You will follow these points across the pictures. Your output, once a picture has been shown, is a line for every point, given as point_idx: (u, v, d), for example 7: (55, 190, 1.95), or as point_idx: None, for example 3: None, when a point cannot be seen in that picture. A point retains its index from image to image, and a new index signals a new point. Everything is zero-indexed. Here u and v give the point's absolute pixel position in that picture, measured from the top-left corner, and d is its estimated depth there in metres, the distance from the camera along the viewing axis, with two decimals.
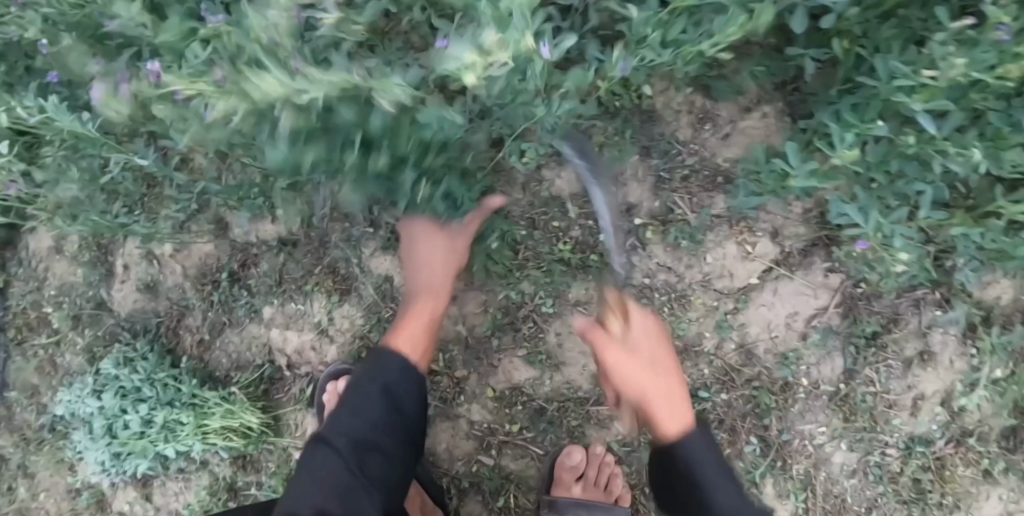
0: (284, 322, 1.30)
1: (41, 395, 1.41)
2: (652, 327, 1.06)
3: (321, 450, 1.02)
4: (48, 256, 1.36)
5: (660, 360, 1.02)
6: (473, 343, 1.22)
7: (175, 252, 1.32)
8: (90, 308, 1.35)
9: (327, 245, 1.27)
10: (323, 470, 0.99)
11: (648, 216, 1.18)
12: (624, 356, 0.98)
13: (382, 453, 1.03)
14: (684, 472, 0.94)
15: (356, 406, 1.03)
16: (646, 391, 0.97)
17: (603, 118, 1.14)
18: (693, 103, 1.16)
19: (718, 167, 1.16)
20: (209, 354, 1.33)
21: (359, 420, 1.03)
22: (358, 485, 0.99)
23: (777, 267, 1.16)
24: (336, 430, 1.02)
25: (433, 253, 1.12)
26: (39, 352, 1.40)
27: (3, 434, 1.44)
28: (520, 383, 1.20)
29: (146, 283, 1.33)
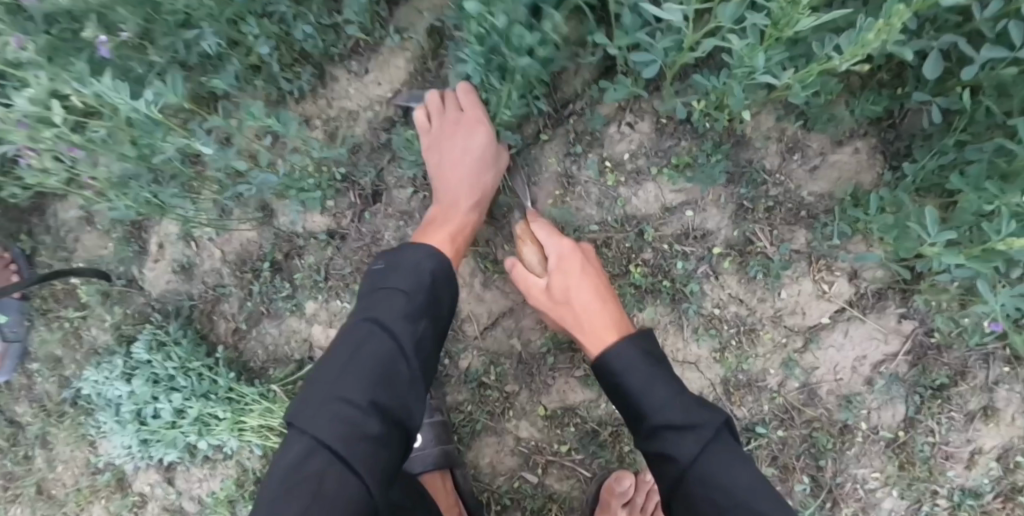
0: (328, 319, 1.25)
1: (64, 369, 1.38)
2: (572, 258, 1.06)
3: (370, 329, 0.93)
4: (78, 227, 1.34)
5: (573, 286, 1.05)
6: (527, 358, 1.18)
7: (215, 236, 1.28)
8: (120, 284, 1.33)
9: (380, 243, 1.23)
10: (377, 351, 0.91)
11: (725, 245, 1.13)
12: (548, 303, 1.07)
13: (426, 349, 0.96)
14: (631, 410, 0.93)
15: (407, 289, 0.96)
16: (585, 317, 1.03)
17: (688, 137, 1.10)
18: (784, 131, 1.08)
19: (803, 201, 1.11)
20: (244, 343, 1.30)
21: (406, 292, 0.95)
22: (411, 371, 0.93)
23: (849, 308, 1.12)
24: (389, 282, 0.96)
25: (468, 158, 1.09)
26: (65, 323, 1.37)
27: (25, 403, 1.41)
28: (574, 404, 1.17)
29: (182, 264, 1.30)
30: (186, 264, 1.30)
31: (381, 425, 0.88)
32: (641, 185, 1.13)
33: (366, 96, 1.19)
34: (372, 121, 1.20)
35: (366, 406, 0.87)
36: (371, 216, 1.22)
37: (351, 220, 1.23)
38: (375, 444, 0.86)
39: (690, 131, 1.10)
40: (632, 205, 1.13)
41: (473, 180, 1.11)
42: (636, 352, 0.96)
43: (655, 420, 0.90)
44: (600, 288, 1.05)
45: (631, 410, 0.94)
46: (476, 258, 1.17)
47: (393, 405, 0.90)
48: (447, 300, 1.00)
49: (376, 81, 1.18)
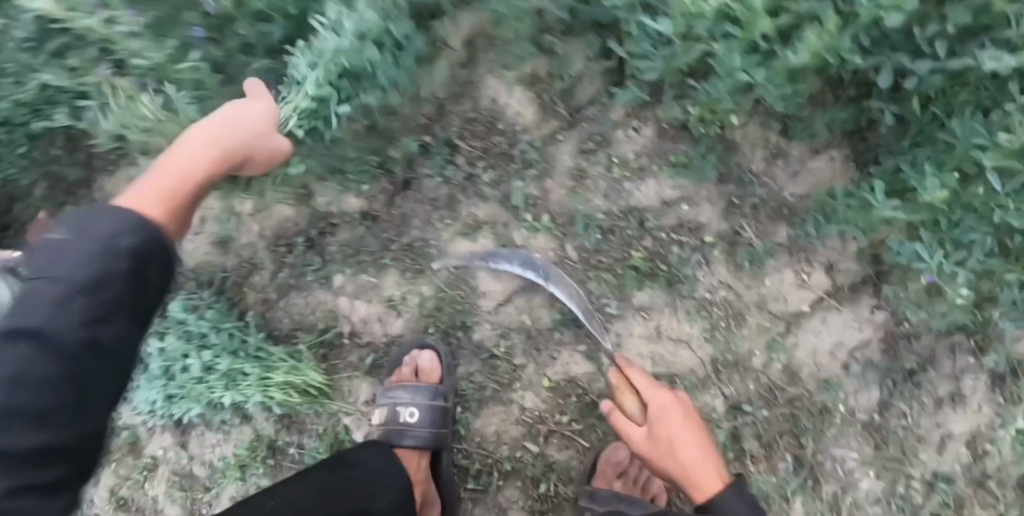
0: (354, 292, 1.37)
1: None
2: (674, 402, 1.08)
3: (26, 344, 0.77)
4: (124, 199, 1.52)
5: (683, 444, 1.04)
6: (535, 334, 1.29)
7: (254, 212, 1.41)
8: None
9: (407, 225, 1.34)
10: (21, 365, 0.76)
11: (716, 235, 1.25)
12: (644, 441, 1.07)
13: (110, 346, 0.82)
14: None
15: (64, 273, 0.79)
16: (690, 465, 1.03)
17: (686, 142, 1.26)
18: (769, 139, 1.24)
19: (785, 200, 1.25)
20: (272, 312, 1.41)
21: (86, 283, 0.80)
22: (52, 371, 0.77)
23: (827, 297, 1.24)
24: (58, 266, 0.80)
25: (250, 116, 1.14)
26: None
27: None
28: (576, 376, 1.28)
29: (221, 238, 1.42)
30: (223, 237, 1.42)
31: (44, 449, 0.76)
32: (643, 181, 1.26)
33: None
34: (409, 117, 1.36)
35: (26, 441, 0.75)
36: (401, 201, 1.35)
37: (384, 203, 1.36)
38: (42, 472, 0.76)
39: (688, 136, 1.25)
40: (635, 198, 1.26)
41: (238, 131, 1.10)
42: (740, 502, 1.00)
43: None
44: (703, 440, 1.06)
45: None
46: (495, 240, 1.30)
47: (61, 421, 0.78)
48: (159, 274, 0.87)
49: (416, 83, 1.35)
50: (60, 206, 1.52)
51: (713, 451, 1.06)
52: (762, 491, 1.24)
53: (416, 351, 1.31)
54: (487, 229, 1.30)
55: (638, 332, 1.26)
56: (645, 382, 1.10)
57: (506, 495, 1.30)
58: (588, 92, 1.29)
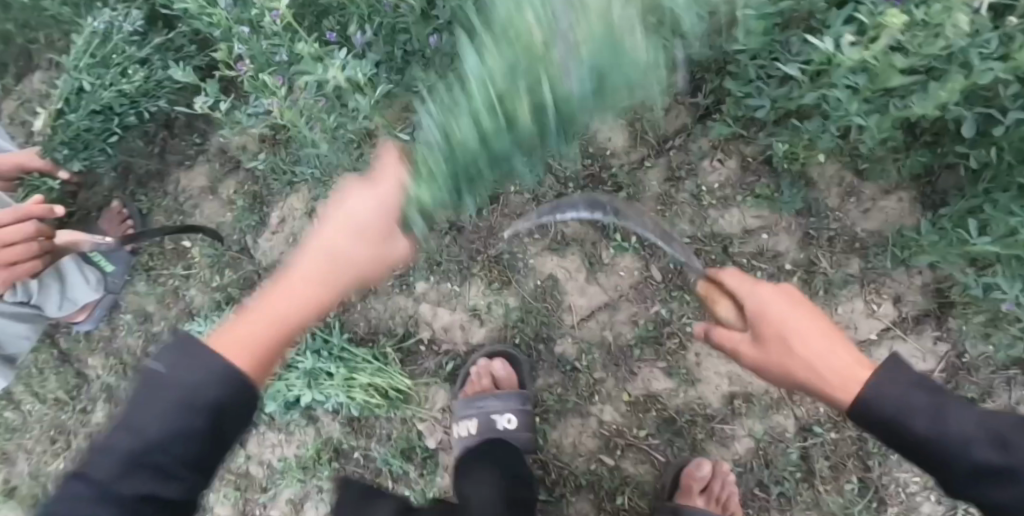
0: (436, 299, 1.39)
1: (152, 324, 1.60)
2: (775, 290, 0.99)
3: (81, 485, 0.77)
4: (200, 195, 1.60)
5: (794, 330, 0.94)
6: (615, 349, 1.34)
7: (337, 215, 1.50)
8: (234, 250, 1.55)
9: (495, 236, 1.37)
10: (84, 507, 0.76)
11: (793, 264, 1.31)
12: (756, 349, 0.97)
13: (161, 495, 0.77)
14: (895, 425, 0.88)
15: (141, 424, 0.77)
16: (812, 354, 0.93)
17: (767, 175, 1.32)
18: (844, 179, 1.31)
19: (857, 235, 1.31)
20: (348, 314, 1.41)
21: (160, 440, 0.76)
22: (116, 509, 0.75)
23: (893, 327, 1.32)
24: (136, 416, 0.77)
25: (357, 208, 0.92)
26: (167, 281, 1.58)
27: (104, 356, 1.63)
28: (656, 391, 1.31)
29: (299, 239, 1.52)
30: (300, 238, 1.51)
31: None
32: (727, 209, 1.32)
33: None
34: None
35: None
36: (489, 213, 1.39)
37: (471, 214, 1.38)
38: None
39: (768, 170, 1.32)
40: (719, 224, 1.32)
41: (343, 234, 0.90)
42: (901, 377, 0.89)
43: (947, 443, 0.85)
44: (820, 322, 0.97)
45: (908, 442, 0.88)
46: (582, 256, 1.34)
47: None
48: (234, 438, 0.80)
49: None
50: (132, 197, 1.61)
51: (844, 342, 0.94)
52: (829, 511, 1.29)
53: (477, 365, 1.35)
54: (575, 246, 1.34)
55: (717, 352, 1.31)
56: (736, 281, 1.02)
57: (577, 509, 1.33)
58: (675, 122, 1.35)
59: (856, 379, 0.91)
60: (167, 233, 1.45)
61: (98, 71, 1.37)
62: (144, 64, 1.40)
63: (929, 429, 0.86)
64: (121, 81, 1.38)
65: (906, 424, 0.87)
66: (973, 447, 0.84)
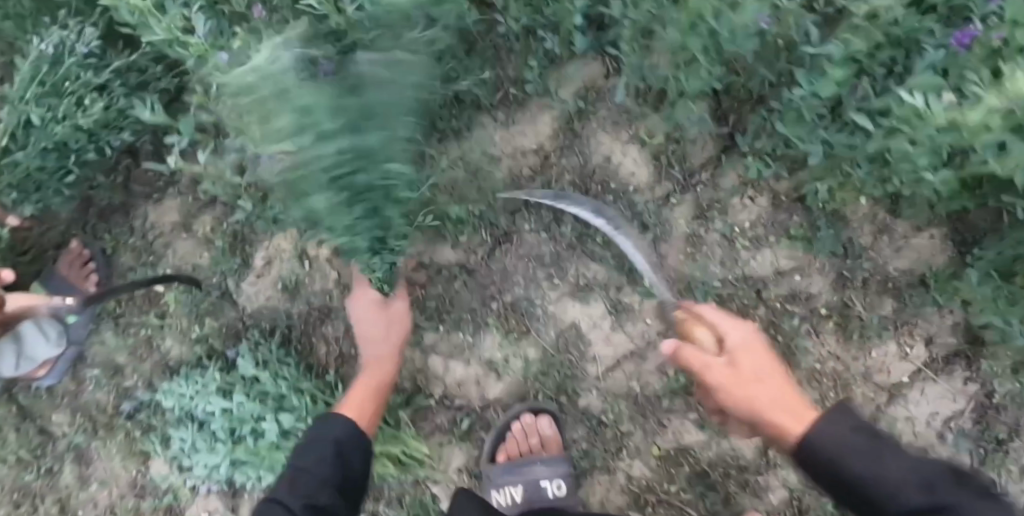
0: (448, 352, 1.29)
1: (124, 378, 1.43)
2: (751, 339, 0.93)
3: (270, 505, 1.01)
4: (172, 233, 1.43)
5: (763, 372, 0.89)
6: (642, 400, 1.25)
7: (331, 256, 1.35)
8: (214, 296, 1.40)
9: (510, 282, 1.29)
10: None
11: (827, 307, 1.24)
12: (724, 375, 0.89)
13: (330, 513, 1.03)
14: (828, 469, 0.80)
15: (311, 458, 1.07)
16: (771, 400, 0.86)
17: (799, 213, 1.25)
18: (876, 216, 1.24)
19: (889, 274, 1.25)
20: (349, 367, 1.34)
21: (313, 464, 1.06)
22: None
23: (925, 369, 1.25)
24: (304, 452, 1.08)
25: (367, 331, 1.24)
26: (138, 331, 1.43)
27: (67, 412, 1.45)
28: (689, 445, 1.24)
29: (289, 284, 1.37)
30: (291, 283, 1.36)
31: None
32: (759, 250, 1.25)
33: (511, 145, 1.31)
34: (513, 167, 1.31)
35: None
36: (501, 254, 1.29)
37: (482, 257, 1.30)
38: None
39: (802, 209, 1.25)
40: (750, 267, 1.25)
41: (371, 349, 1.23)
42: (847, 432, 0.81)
43: (871, 484, 0.77)
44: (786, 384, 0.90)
45: (830, 483, 0.80)
46: (606, 302, 1.26)
47: None
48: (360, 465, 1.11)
49: (522, 132, 1.31)
50: (94, 236, 1.44)
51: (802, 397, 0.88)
52: None
53: (521, 420, 1.26)
54: (599, 292, 1.26)
55: None
56: (719, 318, 0.95)
57: None
58: (702, 156, 1.27)
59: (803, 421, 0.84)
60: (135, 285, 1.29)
61: (46, 103, 1.20)
62: (102, 92, 1.24)
63: (873, 477, 0.77)
64: (78, 114, 1.21)
65: (837, 464, 0.79)
66: (904, 494, 0.75)
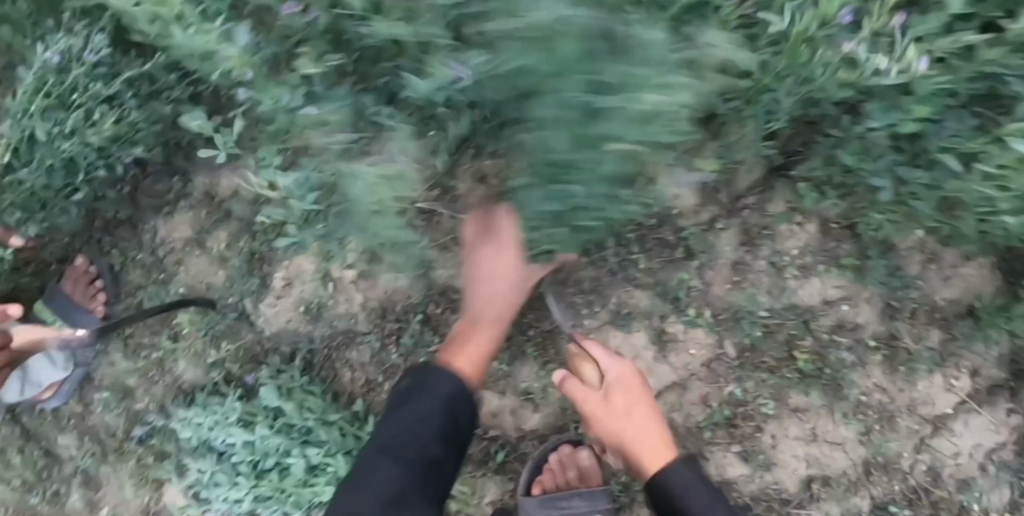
0: (483, 382, 1.24)
1: (134, 401, 1.36)
2: (626, 372, 1.13)
3: (381, 458, 1.12)
4: (184, 249, 1.36)
5: (632, 407, 1.11)
6: (685, 432, 1.23)
7: (356, 279, 1.28)
8: (230, 318, 1.33)
9: (546, 309, 1.23)
10: (387, 479, 1.11)
11: (874, 338, 1.21)
12: (602, 411, 1.11)
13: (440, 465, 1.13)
14: (669, 501, 1.08)
15: (418, 419, 1.11)
16: (637, 435, 1.11)
17: (848, 240, 1.19)
18: (925, 245, 1.16)
19: (936, 304, 1.20)
20: (377, 394, 1.30)
21: (419, 423, 1.11)
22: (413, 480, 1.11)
23: (969, 400, 1.21)
24: (408, 412, 1.12)
25: (496, 291, 1.16)
26: (150, 354, 1.35)
27: (74, 434, 1.39)
28: (732, 479, 1.23)
29: (310, 306, 1.29)
30: (313, 305, 1.29)
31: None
32: (807, 279, 1.21)
33: None
34: None
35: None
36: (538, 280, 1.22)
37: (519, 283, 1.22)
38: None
39: (851, 235, 1.19)
40: (798, 296, 1.20)
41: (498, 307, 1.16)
42: (689, 474, 1.08)
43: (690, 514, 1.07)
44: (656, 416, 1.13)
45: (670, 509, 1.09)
46: (649, 332, 1.23)
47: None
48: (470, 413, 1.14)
49: None
50: (100, 251, 1.38)
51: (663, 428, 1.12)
52: None
53: (558, 451, 1.24)
54: (639, 321, 1.23)
55: (794, 434, 1.22)
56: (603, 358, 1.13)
57: None
58: (748, 179, 1.19)
59: (662, 458, 1.09)
60: (150, 311, 1.26)
61: (50, 117, 1.12)
62: (112, 103, 1.16)
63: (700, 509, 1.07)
64: (87, 129, 1.14)
65: (677, 500, 1.08)
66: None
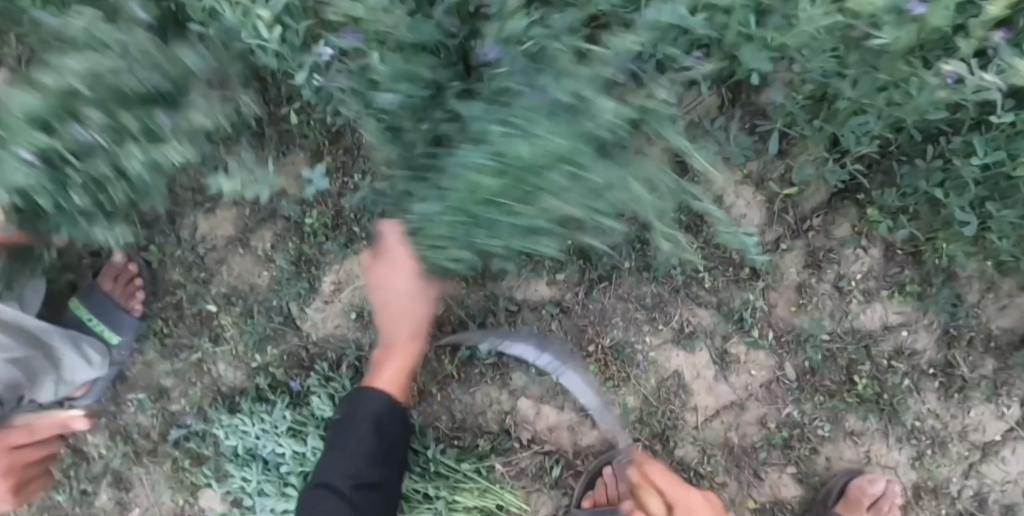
0: (540, 395, 1.25)
1: (169, 402, 1.33)
2: (692, 494, 1.05)
3: (320, 491, 1.09)
4: (227, 248, 1.30)
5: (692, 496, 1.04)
6: (739, 451, 1.24)
7: None
8: (276, 322, 1.29)
9: (608, 322, 1.23)
10: (325, 511, 1.08)
11: (931, 364, 1.21)
12: (660, 514, 1.04)
13: (378, 488, 1.13)
14: None
15: (349, 441, 1.11)
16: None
17: (911, 266, 1.19)
18: (985, 273, 1.17)
19: (991, 332, 1.20)
20: (428, 405, 1.26)
21: (354, 442, 1.12)
22: (351, 505, 1.09)
23: (1017, 428, 1.22)
24: (340, 438, 1.12)
25: (397, 301, 1.19)
26: (190, 355, 1.31)
27: (105, 432, 1.34)
28: (784, 499, 1.25)
29: (359, 313, 1.29)
30: (365, 312, 1.28)
31: None
32: (869, 303, 1.21)
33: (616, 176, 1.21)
34: None
35: None
36: (599, 294, 1.23)
37: (578, 296, 1.23)
38: None
39: (913, 261, 1.19)
40: (859, 319, 1.21)
41: (403, 323, 1.20)
42: None
43: None
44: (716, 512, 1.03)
45: None
46: (711, 352, 1.23)
47: None
48: (401, 432, 1.17)
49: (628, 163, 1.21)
50: (137, 248, 1.33)
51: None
52: None
53: (612, 467, 1.23)
54: (702, 340, 1.23)
55: (848, 456, 1.24)
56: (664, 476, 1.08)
57: None
58: (813, 200, 1.19)
59: None
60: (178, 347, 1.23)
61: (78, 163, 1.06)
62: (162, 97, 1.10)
63: None
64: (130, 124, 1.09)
65: None
66: None
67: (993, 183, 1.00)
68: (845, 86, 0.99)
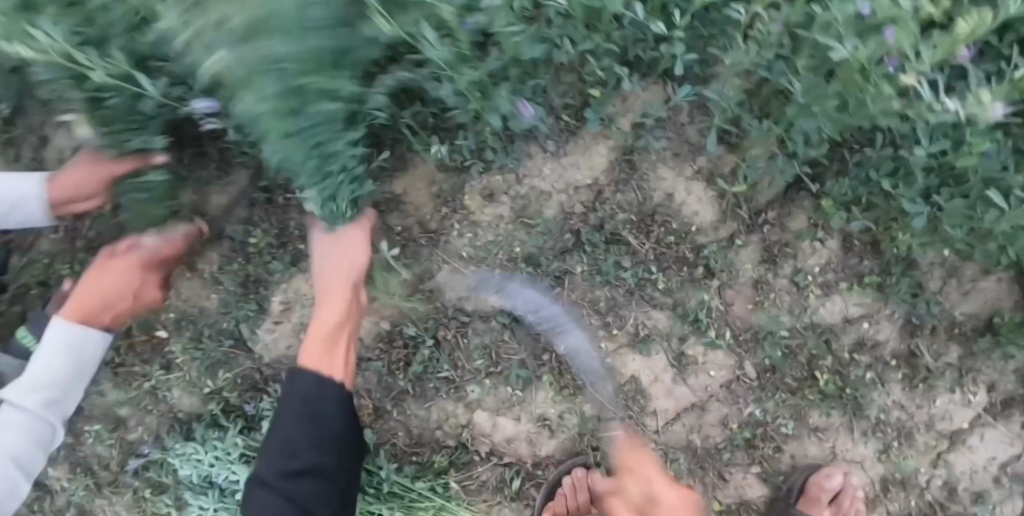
0: (496, 407, 1.22)
1: (127, 431, 1.30)
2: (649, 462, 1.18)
3: (258, 487, 1.03)
4: (174, 272, 1.28)
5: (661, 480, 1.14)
6: (701, 453, 1.22)
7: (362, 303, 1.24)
8: (226, 346, 1.26)
9: (562, 330, 1.21)
10: (265, 508, 1.01)
11: (894, 355, 1.19)
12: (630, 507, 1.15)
13: (321, 475, 1.04)
14: None
15: (280, 435, 1.03)
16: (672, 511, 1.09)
17: (870, 256, 1.16)
18: (946, 259, 1.13)
19: (955, 319, 1.17)
20: (385, 424, 1.24)
21: (287, 434, 1.03)
22: (293, 495, 1.02)
23: (984, 414, 1.20)
24: (274, 431, 1.04)
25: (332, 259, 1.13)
26: (143, 383, 1.29)
27: (64, 465, 1.32)
28: (749, 498, 1.23)
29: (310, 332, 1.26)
30: None
31: None
32: (829, 297, 1.18)
33: (563, 178, 1.18)
34: (564, 204, 1.19)
35: None
36: (552, 299, 1.20)
37: (531, 303, 1.20)
38: None
39: (872, 250, 1.16)
40: (819, 314, 1.18)
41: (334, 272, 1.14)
42: None
43: None
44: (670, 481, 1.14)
45: None
46: (668, 354, 1.20)
47: None
48: (338, 414, 1.07)
49: (575, 164, 1.18)
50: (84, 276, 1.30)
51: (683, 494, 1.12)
52: None
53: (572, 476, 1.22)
54: (660, 343, 1.20)
55: (813, 452, 1.22)
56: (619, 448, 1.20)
57: None
58: (768, 193, 1.15)
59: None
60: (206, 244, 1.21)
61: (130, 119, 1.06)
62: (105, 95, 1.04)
63: None
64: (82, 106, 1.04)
65: None
66: None
67: (944, 170, 0.97)
68: (786, 76, 0.94)
